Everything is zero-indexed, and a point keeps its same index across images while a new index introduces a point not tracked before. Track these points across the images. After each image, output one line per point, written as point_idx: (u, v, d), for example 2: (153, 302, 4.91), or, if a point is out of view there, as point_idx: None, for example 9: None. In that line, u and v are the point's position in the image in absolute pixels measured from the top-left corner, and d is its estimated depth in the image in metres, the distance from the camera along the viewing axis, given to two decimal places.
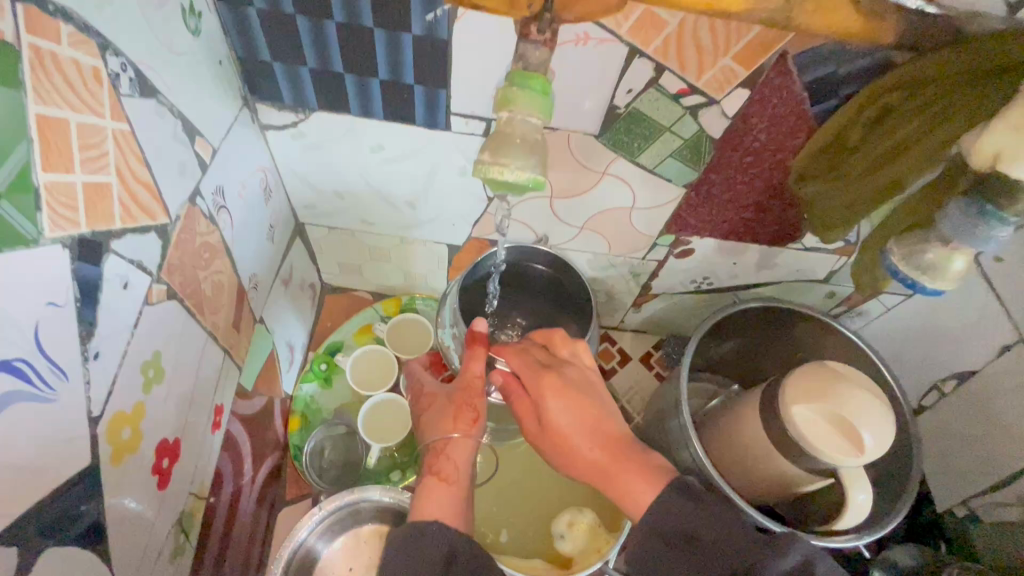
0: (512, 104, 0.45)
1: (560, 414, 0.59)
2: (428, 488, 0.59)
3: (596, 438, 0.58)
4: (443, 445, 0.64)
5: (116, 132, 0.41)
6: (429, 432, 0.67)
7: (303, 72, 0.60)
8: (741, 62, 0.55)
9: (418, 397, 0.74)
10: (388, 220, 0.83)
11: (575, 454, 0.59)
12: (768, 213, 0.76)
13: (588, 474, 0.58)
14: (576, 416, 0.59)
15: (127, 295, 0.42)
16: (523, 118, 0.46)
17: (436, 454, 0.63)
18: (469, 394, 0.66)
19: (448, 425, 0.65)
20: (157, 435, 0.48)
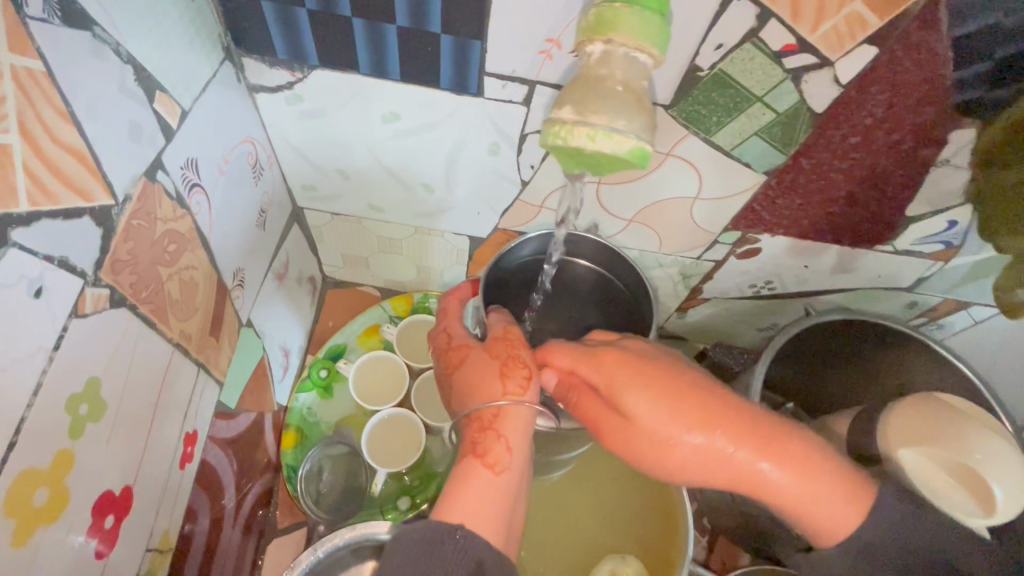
0: (611, 30, 0.34)
1: (645, 409, 0.48)
2: (468, 472, 0.48)
3: (698, 421, 0.47)
4: (491, 416, 0.50)
5: (19, 71, 0.28)
6: (470, 396, 0.52)
7: (299, 16, 0.47)
8: (873, 9, 0.42)
9: (445, 349, 0.58)
10: (401, 207, 0.71)
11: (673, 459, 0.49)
12: (863, 208, 0.62)
13: (719, 478, 0.49)
14: (657, 414, 0.47)
15: (40, 307, 0.30)
16: (626, 51, 0.35)
17: (481, 430, 0.49)
18: (511, 348, 0.53)
19: (494, 387, 0.51)
20: (94, 489, 0.37)
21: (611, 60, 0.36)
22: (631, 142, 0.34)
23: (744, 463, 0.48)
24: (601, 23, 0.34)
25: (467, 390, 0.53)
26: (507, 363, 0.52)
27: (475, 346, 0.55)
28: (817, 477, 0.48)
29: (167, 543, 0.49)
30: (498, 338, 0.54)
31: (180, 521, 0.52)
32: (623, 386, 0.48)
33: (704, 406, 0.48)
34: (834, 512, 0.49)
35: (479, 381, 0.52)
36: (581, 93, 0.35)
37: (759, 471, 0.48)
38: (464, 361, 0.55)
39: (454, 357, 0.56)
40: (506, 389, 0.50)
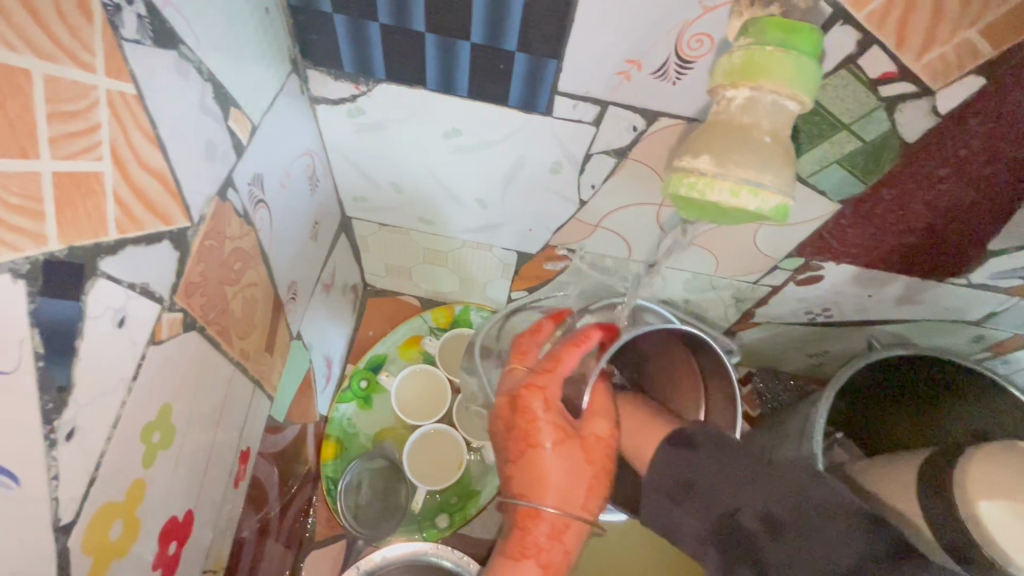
0: (762, 77, 0.33)
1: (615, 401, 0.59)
2: (524, 569, 0.48)
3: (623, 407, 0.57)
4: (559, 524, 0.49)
5: (113, 95, 0.27)
6: (549, 492, 0.48)
7: (371, 29, 0.45)
8: (990, 37, 0.39)
9: (515, 413, 0.50)
10: (451, 221, 0.69)
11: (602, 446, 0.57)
12: (941, 240, 0.59)
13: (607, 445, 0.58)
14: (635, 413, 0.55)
15: (123, 337, 0.29)
16: (777, 99, 0.34)
17: (552, 538, 0.49)
18: (602, 456, 0.51)
19: (576, 495, 0.49)
20: (160, 516, 0.36)
21: (747, 108, 0.35)
22: (777, 199, 0.35)
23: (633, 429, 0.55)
24: (749, 67, 0.33)
25: (548, 483, 0.48)
26: (597, 475, 0.50)
27: (570, 430, 0.50)
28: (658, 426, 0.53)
29: (216, 561, 0.49)
30: (593, 440, 0.51)
31: (230, 538, 0.51)
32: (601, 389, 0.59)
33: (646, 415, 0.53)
34: (652, 437, 0.53)
35: (555, 484, 0.48)
36: (716, 140, 0.35)
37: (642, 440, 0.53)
38: (543, 446, 0.49)
39: (534, 432, 0.49)
40: (585, 502, 0.50)
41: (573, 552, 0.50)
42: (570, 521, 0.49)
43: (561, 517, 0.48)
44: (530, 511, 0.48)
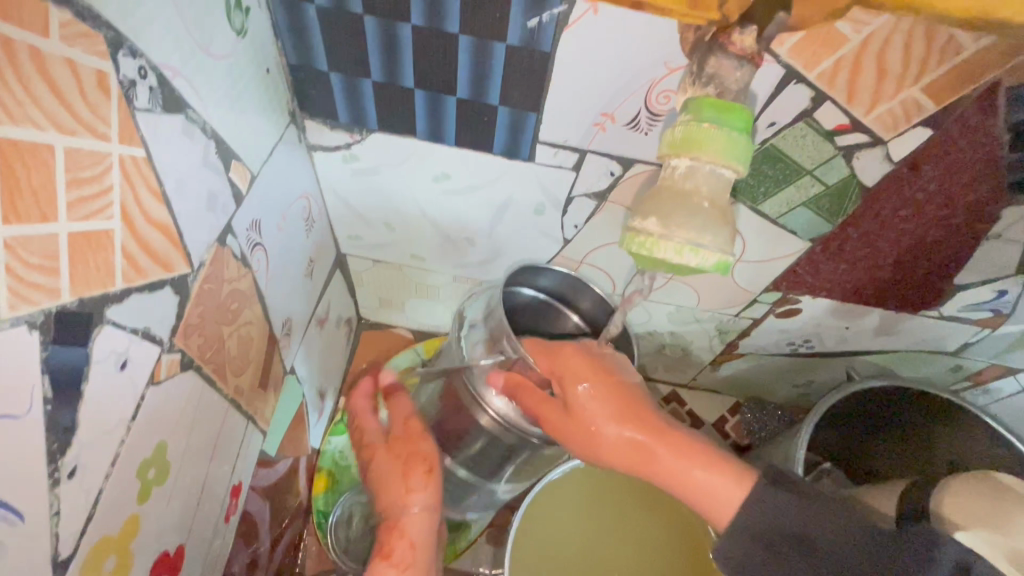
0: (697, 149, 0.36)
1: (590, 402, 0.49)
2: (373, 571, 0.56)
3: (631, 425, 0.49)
4: (397, 520, 0.58)
5: (126, 159, 0.30)
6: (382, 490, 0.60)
7: (364, 86, 0.49)
8: (932, 96, 0.42)
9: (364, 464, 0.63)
10: (442, 257, 0.72)
11: (608, 441, 0.49)
12: (910, 275, 0.61)
13: (626, 457, 0.49)
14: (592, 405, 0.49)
15: (124, 379, 0.31)
16: (712, 169, 0.37)
17: (390, 534, 0.57)
18: (409, 444, 0.60)
19: (398, 489, 0.58)
20: (152, 550, 0.37)
21: (696, 174, 0.38)
22: (716, 256, 0.37)
23: (669, 466, 0.48)
24: (689, 142, 0.36)
25: (379, 476, 0.60)
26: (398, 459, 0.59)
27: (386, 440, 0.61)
28: (715, 465, 0.47)
29: None
30: (398, 438, 0.60)
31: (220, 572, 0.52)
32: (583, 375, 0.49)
33: (641, 420, 0.49)
34: (728, 484, 0.46)
35: (387, 480, 0.59)
36: (665, 206, 0.38)
37: (699, 485, 0.47)
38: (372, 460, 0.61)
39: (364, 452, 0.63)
40: (410, 489, 0.58)
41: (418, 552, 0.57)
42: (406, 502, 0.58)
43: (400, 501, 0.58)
44: (388, 522, 0.58)
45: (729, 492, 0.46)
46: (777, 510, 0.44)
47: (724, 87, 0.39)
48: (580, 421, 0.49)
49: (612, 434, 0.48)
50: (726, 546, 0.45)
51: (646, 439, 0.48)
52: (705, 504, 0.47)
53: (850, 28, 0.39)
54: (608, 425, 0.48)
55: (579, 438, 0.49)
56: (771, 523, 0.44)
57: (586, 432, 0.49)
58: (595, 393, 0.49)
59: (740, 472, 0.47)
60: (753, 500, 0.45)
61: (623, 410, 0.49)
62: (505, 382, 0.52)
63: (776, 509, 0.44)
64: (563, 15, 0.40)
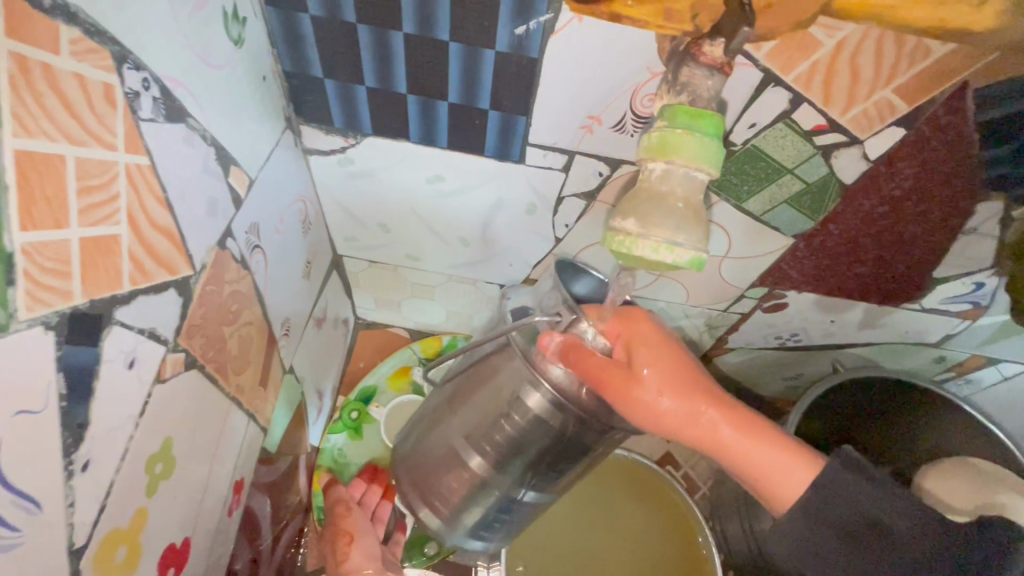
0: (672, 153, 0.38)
1: (655, 383, 0.49)
2: None
3: (686, 394, 0.49)
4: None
5: (131, 167, 0.31)
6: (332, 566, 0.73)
7: (358, 91, 0.50)
8: (904, 97, 0.44)
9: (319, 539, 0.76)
10: (437, 257, 0.73)
11: (661, 411, 0.49)
12: (891, 269, 0.63)
13: (678, 428, 0.50)
14: (649, 368, 0.49)
15: (132, 378, 0.33)
16: (685, 171, 0.39)
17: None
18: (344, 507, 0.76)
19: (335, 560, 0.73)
20: (160, 542, 0.39)
21: (670, 176, 0.40)
22: (690, 253, 0.39)
23: (732, 443, 0.49)
24: (663, 145, 0.38)
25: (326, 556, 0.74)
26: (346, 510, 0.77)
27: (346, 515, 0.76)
28: (777, 444, 0.49)
29: None
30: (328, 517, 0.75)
31: (223, 568, 0.54)
32: (643, 354, 0.50)
33: (702, 393, 0.50)
34: (774, 457, 0.49)
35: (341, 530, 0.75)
36: (641, 207, 0.40)
37: (768, 466, 0.49)
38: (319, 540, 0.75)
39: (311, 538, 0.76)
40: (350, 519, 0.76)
41: None
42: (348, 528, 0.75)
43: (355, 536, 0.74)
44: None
45: (796, 466, 0.48)
46: (844, 505, 0.46)
47: (695, 94, 0.40)
48: (640, 386, 0.49)
49: (667, 401, 0.49)
50: (791, 529, 0.48)
51: (722, 417, 0.49)
52: (767, 483, 0.49)
53: (824, 33, 0.41)
54: (665, 400, 0.49)
55: (640, 411, 0.49)
56: (811, 500, 0.47)
57: (647, 410, 0.49)
58: (651, 363, 0.50)
59: (806, 455, 0.49)
60: (821, 480, 0.47)
61: (677, 379, 0.50)
62: (560, 345, 0.50)
63: (840, 490, 0.47)
64: (548, 23, 0.42)
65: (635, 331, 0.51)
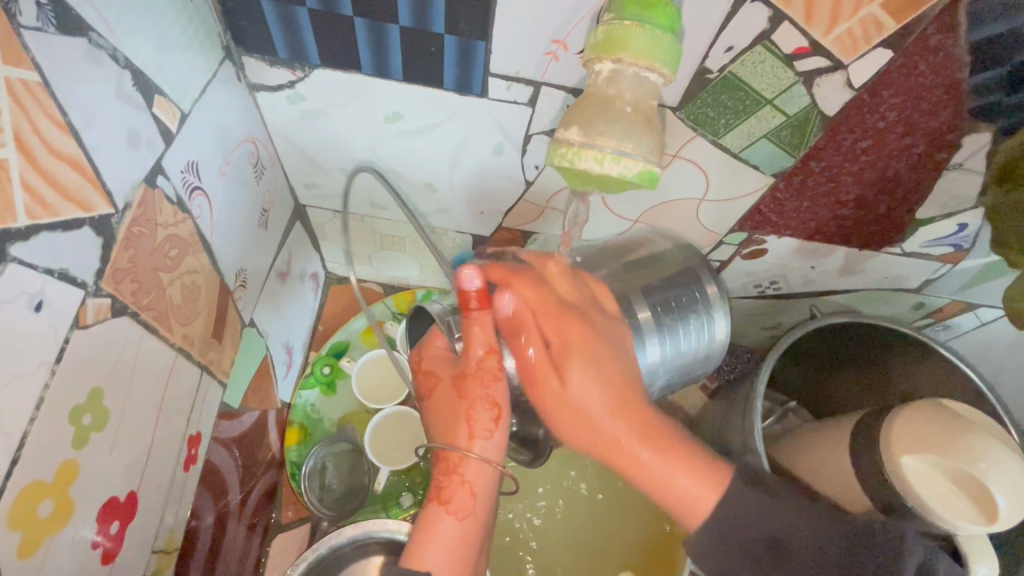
0: (622, 49, 0.36)
1: (582, 383, 0.45)
2: (428, 518, 0.47)
3: (621, 409, 0.46)
4: (455, 459, 0.48)
5: (13, 82, 0.29)
6: (471, 425, 0.47)
7: (300, 15, 0.45)
8: (892, 12, 0.41)
9: (463, 385, 0.48)
10: (403, 204, 0.69)
11: (571, 407, 0.46)
12: (873, 209, 0.61)
13: (603, 444, 0.46)
14: (604, 368, 0.46)
15: (40, 321, 0.31)
16: (637, 71, 0.37)
17: (446, 474, 0.48)
18: (483, 385, 0.47)
19: (465, 423, 0.48)
20: (97, 491, 0.38)
21: (619, 78, 0.38)
22: (639, 164, 0.37)
23: (641, 458, 0.46)
24: (611, 41, 0.36)
25: (464, 411, 0.48)
26: (478, 404, 0.47)
27: (453, 371, 0.49)
28: (693, 459, 0.47)
29: (171, 546, 0.51)
30: (488, 360, 0.47)
31: (183, 524, 0.53)
32: (580, 346, 0.45)
33: (624, 390, 0.46)
34: (663, 488, 0.47)
35: (451, 416, 0.49)
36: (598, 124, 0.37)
37: (675, 484, 0.46)
38: (485, 393, 0.47)
39: (484, 379, 0.47)
40: (473, 431, 0.47)
41: (479, 502, 0.48)
42: (484, 455, 0.47)
43: (486, 443, 0.48)
44: (447, 466, 0.48)
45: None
46: (790, 500, 0.48)
47: None
48: (567, 395, 0.45)
49: (577, 341, 0.46)
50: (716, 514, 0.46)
51: (618, 414, 0.46)
52: (663, 489, 0.47)
53: None
54: (590, 402, 0.45)
55: (565, 411, 0.46)
56: (720, 511, 0.46)
57: (568, 405, 0.46)
58: (581, 355, 0.45)
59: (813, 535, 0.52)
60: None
61: (615, 401, 0.46)
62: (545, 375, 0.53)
63: (783, 500, 0.48)
64: None
65: (587, 346, 0.46)
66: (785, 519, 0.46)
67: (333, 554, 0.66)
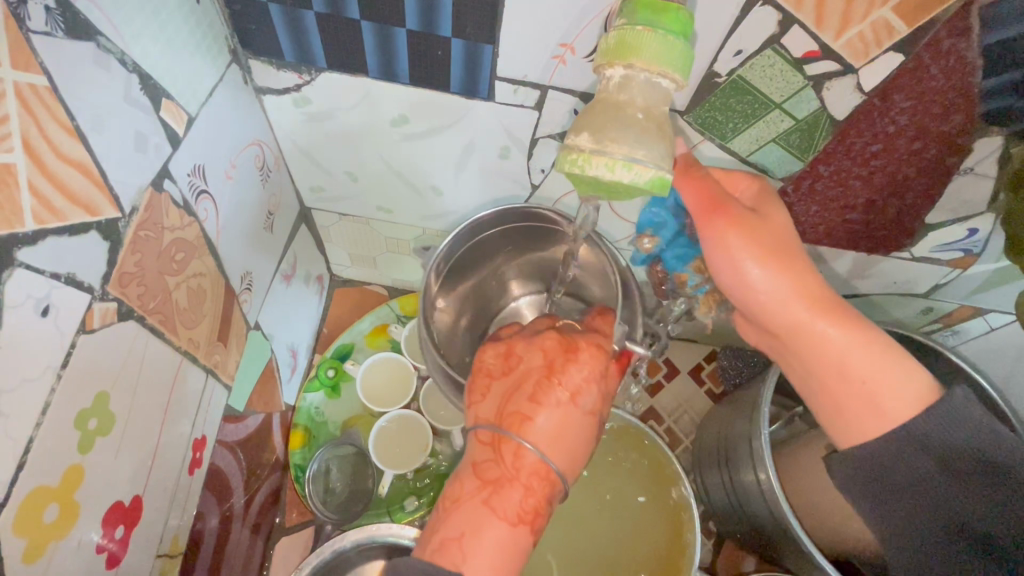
0: (631, 53, 0.35)
1: (762, 277, 0.47)
2: (478, 517, 0.44)
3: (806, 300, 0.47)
4: (543, 466, 0.46)
5: (22, 87, 0.29)
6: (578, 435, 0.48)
7: (308, 18, 0.45)
8: (903, 16, 0.40)
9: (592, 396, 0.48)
10: (409, 207, 0.69)
11: (758, 294, 0.48)
12: (882, 214, 0.60)
13: (791, 304, 0.47)
14: (788, 252, 0.47)
15: (47, 327, 0.31)
16: (649, 77, 0.37)
17: (538, 477, 0.45)
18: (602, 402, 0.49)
19: (571, 426, 0.47)
20: (103, 496, 0.38)
21: (630, 84, 0.38)
22: (651, 171, 0.37)
23: (824, 334, 0.47)
24: (622, 47, 0.35)
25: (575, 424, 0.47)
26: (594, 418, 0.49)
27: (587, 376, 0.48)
28: (903, 366, 0.46)
29: (176, 549, 0.51)
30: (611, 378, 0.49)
31: (189, 527, 0.53)
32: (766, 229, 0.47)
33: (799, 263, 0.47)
34: (869, 423, 0.47)
35: (563, 423, 0.47)
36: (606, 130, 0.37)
37: (859, 381, 0.47)
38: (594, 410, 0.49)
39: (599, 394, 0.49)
40: (577, 446, 0.48)
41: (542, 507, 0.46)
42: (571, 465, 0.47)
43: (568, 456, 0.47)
44: (538, 469, 0.45)
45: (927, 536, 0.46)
46: (953, 429, 0.44)
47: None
48: (755, 241, 0.47)
49: (768, 241, 0.47)
50: (878, 448, 0.46)
51: (808, 309, 0.47)
52: (868, 412, 0.47)
53: None
54: (780, 295, 0.47)
55: (740, 284, 0.49)
56: (902, 418, 0.46)
57: (741, 282, 0.48)
58: (770, 235, 0.47)
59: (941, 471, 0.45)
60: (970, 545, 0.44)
61: (807, 297, 0.47)
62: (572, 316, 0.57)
63: (957, 414, 0.44)
64: None
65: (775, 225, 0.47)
66: (963, 483, 0.44)
67: (336, 558, 0.66)
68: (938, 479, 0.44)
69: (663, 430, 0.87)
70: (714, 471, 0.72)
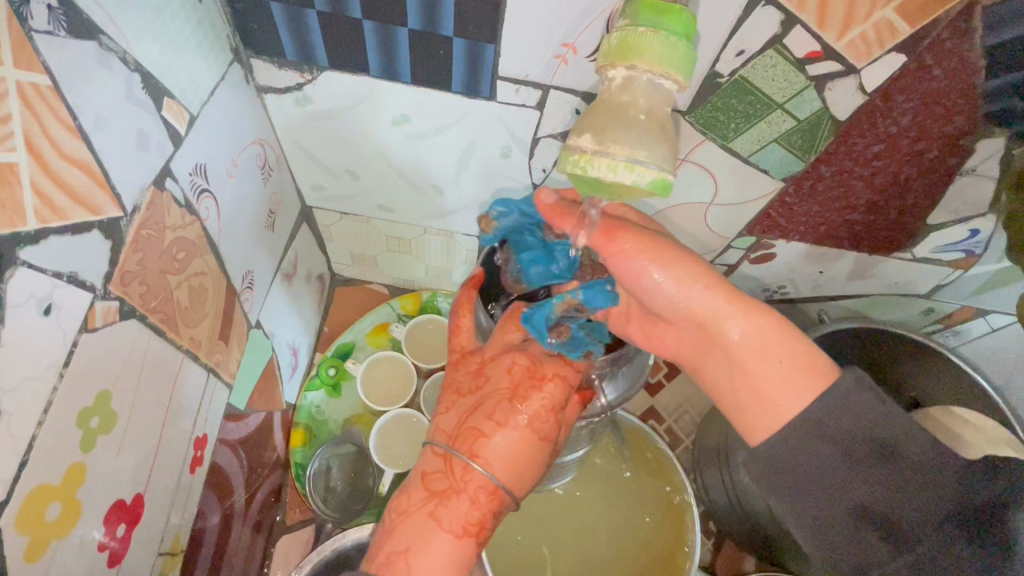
0: (633, 54, 0.35)
1: (659, 282, 0.43)
2: (426, 526, 0.45)
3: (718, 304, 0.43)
4: (493, 482, 0.46)
5: (24, 86, 0.29)
6: (528, 458, 0.48)
7: (309, 18, 0.45)
8: (906, 17, 0.40)
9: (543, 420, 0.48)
10: (410, 206, 0.69)
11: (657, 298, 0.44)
12: (884, 214, 0.60)
13: (699, 309, 0.43)
14: (683, 261, 0.44)
15: (50, 326, 0.31)
16: (651, 77, 0.37)
17: (484, 492, 0.46)
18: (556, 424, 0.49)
19: (520, 444, 0.47)
20: (104, 494, 0.38)
21: (633, 85, 0.38)
22: (653, 172, 0.37)
23: (737, 342, 0.43)
24: (624, 47, 0.35)
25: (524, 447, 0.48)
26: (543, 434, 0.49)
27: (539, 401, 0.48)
28: (802, 360, 0.42)
29: (177, 547, 0.51)
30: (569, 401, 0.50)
31: (190, 525, 0.53)
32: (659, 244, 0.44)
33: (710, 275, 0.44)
34: (760, 421, 0.43)
35: (516, 445, 0.47)
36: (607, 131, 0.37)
37: (777, 405, 0.42)
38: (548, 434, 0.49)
39: (553, 418, 0.49)
40: (529, 466, 0.48)
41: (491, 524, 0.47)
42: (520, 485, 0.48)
43: (517, 475, 0.48)
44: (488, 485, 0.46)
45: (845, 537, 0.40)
46: (891, 425, 0.40)
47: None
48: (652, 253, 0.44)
49: (668, 249, 0.44)
50: (776, 443, 0.42)
51: (717, 312, 0.43)
52: (761, 402, 0.43)
53: None
54: (692, 301, 0.43)
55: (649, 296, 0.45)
56: (816, 419, 0.41)
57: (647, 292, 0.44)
58: (659, 243, 0.44)
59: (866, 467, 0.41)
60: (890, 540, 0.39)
61: (718, 303, 0.43)
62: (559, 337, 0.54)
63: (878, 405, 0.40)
64: None
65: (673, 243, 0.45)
66: (877, 476, 0.39)
67: (336, 557, 0.66)
68: (848, 469, 0.40)
69: (663, 430, 0.87)
70: (713, 471, 0.72)
